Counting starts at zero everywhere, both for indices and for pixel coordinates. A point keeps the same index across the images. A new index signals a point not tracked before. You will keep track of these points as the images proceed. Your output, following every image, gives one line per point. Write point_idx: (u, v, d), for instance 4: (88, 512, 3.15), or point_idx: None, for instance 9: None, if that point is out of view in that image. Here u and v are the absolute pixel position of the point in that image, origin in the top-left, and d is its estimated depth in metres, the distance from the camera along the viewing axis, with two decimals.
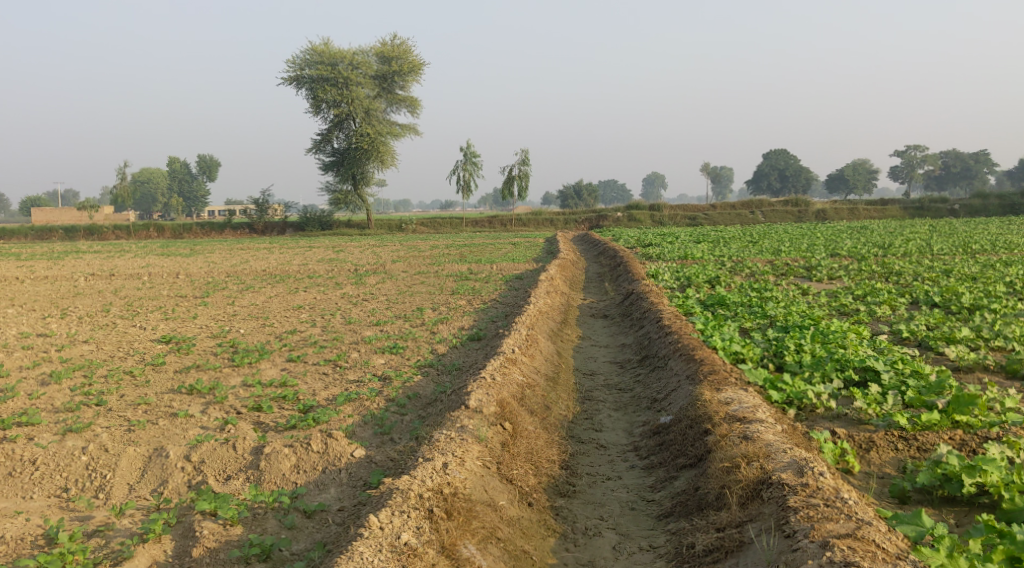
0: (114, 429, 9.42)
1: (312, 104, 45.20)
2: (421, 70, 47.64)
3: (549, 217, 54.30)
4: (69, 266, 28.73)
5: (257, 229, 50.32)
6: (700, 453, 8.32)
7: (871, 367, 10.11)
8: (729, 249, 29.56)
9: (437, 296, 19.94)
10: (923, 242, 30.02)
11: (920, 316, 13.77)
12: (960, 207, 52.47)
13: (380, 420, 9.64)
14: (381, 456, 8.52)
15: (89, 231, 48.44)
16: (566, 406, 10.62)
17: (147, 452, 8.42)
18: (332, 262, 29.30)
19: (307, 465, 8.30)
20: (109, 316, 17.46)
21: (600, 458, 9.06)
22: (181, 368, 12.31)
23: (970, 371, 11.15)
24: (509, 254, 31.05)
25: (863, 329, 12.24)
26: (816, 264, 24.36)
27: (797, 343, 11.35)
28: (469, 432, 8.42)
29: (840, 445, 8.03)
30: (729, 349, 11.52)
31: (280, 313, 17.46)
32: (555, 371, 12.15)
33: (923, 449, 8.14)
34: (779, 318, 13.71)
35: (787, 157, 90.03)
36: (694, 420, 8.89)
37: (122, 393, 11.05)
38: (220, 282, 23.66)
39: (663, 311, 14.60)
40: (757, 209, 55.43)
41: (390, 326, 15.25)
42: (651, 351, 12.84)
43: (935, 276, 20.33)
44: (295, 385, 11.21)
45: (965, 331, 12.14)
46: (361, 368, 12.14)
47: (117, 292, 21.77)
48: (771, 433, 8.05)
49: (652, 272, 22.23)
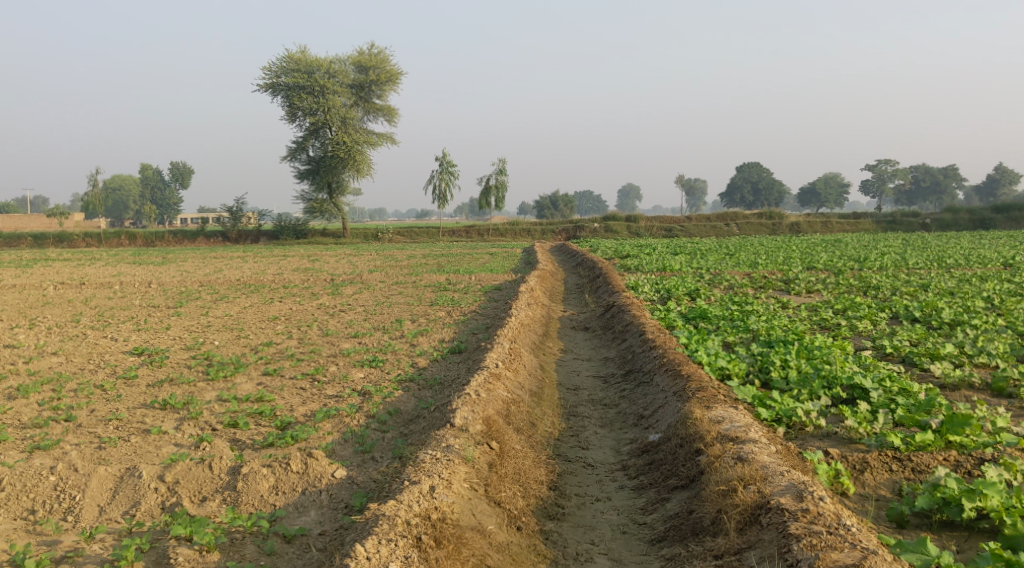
0: (84, 447, 9.07)
1: (288, 111, 44.79)
2: (398, 79, 47.39)
3: (526, 228, 54.18)
4: (37, 275, 28.15)
5: (231, 237, 49.67)
6: (692, 474, 8.17)
7: (859, 385, 9.98)
8: (707, 261, 29.59)
9: (415, 307, 19.68)
10: (898, 255, 30.25)
11: (904, 331, 13.70)
12: (931, 221, 53.09)
13: (361, 438, 9.37)
14: (363, 477, 8.25)
15: (59, 238, 47.58)
16: (551, 422, 10.39)
17: (119, 471, 8.08)
18: (307, 272, 28.93)
19: (286, 486, 8.02)
20: (79, 326, 17.01)
21: (588, 478, 8.85)
22: (154, 382, 11.95)
23: (957, 389, 11.07)
24: (486, 264, 30.88)
25: (848, 345, 12.13)
26: (793, 277, 24.39)
27: (783, 358, 11.22)
28: (455, 452, 8.18)
29: (834, 466, 7.91)
30: (715, 365, 11.37)
31: (254, 325, 17.09)
32: (539, 386, 11.92)
33: (918, 471, 8.02)
34: (761, 333, 13.59)
35: (760, 169, 90.66)
36: (684, 439, 8.74)
37: (92, 408, 10.68)
38: (193, 292, 23.19)
39: (646, 324, 14.41)
40: (731, 222, 55.71)
41: (368, 339, 14.95)
42: (635, 366, 12.67)
43: (913, 290, 20.36)
44: (271, 400, 10.90)
45: (949, 347, 12.06)
46: (340, 382, 11.83)
47: (87, 301, 21.29)
48: (766, 455, 7.90)
49: (631, 284, 22.15)
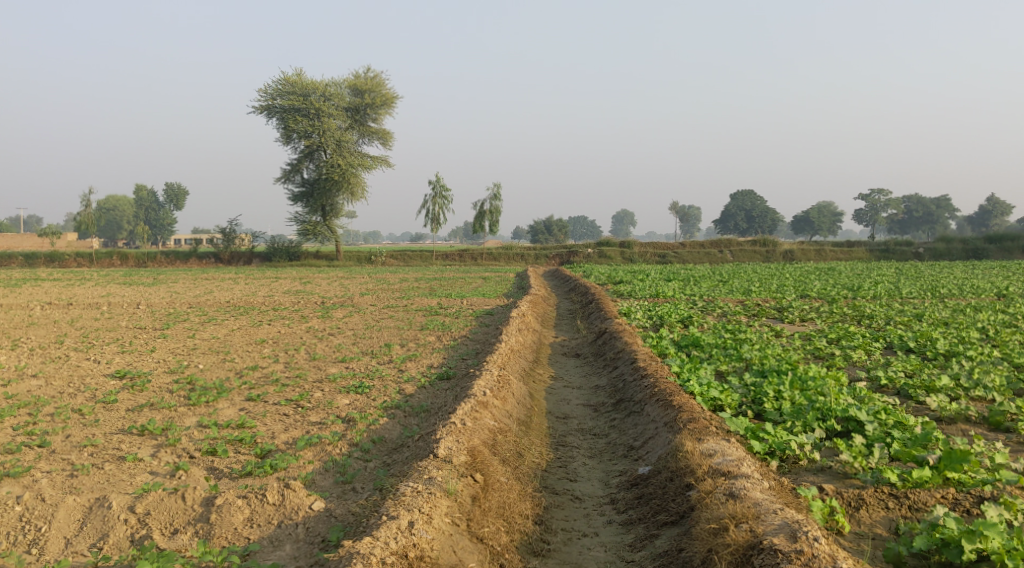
0: (55, 474, 8.77)
1: (283, 134, 44.74)
2: (393, 103, 47.37)
3: (520, 252, 54.04)
4: (25, 294, 27.83)
5: (223, 258, 49.36)
6: (682, 510, 7.94)
7: (854, 417, 9.74)
8: (700, 288, 29.45)
9: (405, 331, 19.44)
10: (891, 285, 30.19)
11: (898, 362, 13.49)
12: (924, 250, 53.17)
13: (343, 468, 9.10)
14: (342, 510, 7.97)
15: (50, 257, 47.25)
16: (539, 452, 10.13)
17: (88, 502, 7.78)
18: (298, 294, 28.70)
19: (261, 519, 7.75)
20: (62, 348, 16.71)
21: (576, 511, 8.59)
22: (134, 407, 11.64)
23: (953, 423, 10.86)
24: (479, 289, 30.68)
25: (842, 376, 11.90)
26: (787, 305, 24.23)
27: (777, 389, 10.99)
28: (437, 484, 7.91)
29: (828, 503, 7.68)
30: (707, 395, 11.12)
31: (241, 348, 16.82)
32: (528, 415, 11.66)
33: (915, 509, 7.77)
34: (755, 362, 13.37)
35: (754, 197, 91.16)
36: (675, 473, 8.52)
37: (68, 434, 10.38)
38: (182, 314, 22.88)
39: (637, 352, 14.18)
40: (725, 248, 55.71)
41: (356, 364, 14.66)
42: (626, 395, 12.41)
43: (907, 320, 20.22)
44: (253, 427, 10.61)
45: (945, 380, 11.84)
46: (324, 409, 11.54)
47: (73, 322, 20.97)
48: (758, 491, 7.66)
49: (623, 310, 21.96)
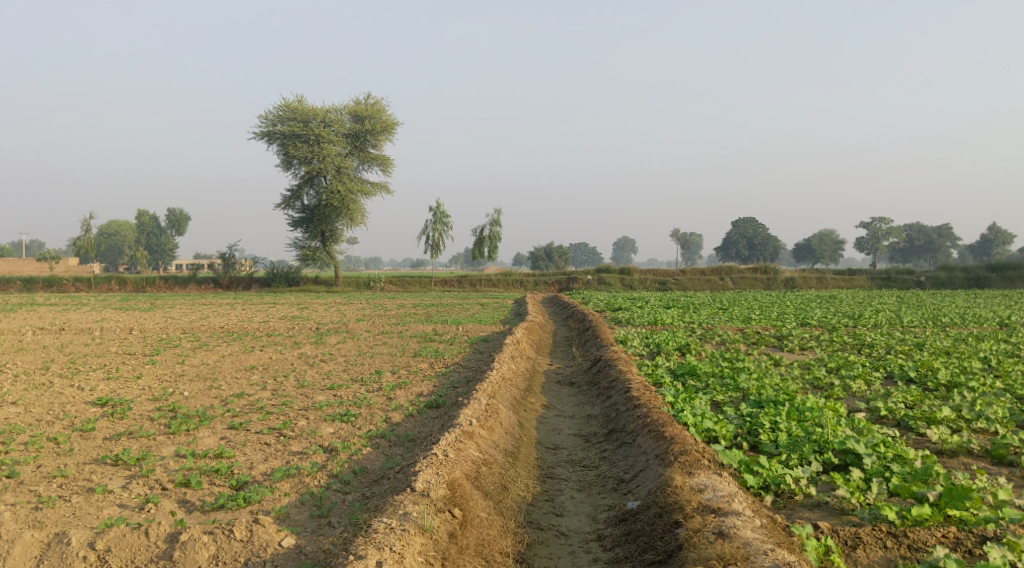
0: (19, 507, 8.42)
1: (283, 160, 44.63)
2: (393, 129, 47.30)
3: (519, 279, 53.69)
4: (18, 319, 27.50)
5: (222, 283, 48.99)
6: (669, 548, 7.68)
7: (852, 450, 9.38)
8: (700, 316, 29.07)
9: (398, 358, 19.05)
10: (893, 313, 29.80)
11: (898, 392, 13.13)
12: (926, 279, 52.84)
13: (320, 501, 8.75)
14: (312, 547, 7.86)
15: (49, 282, 46.98)
16: (525, 485, 9.76)
17: (46, 537, 7.83)
18: (293, 320, 28.34)
19: (227, 556, 7.67)
20: (47, 374, 16.35)
21: (560, 548, 8.26)
22: (112, 435, 11.29)
23: (954, 455, 10.52)
24: (475, 315, 30.38)
25: (841, 407, 11.52)
26: (787, 333, 23.87)
27: (773, 420, 10.62)
28: (412, 520, 7.79)
29: (824, 542, 7.40)
30: (701, 426, 10.75)
31: (229, 375, 16.43)
32: (516, 445, 11.30)
33: (915, 548, 7.41)
34: (752, 392, 13.01)
35: (755, 225, 91.13)
36: (664, 508, 8.19)
37: (39, 463, 10.03)
38: (174, 340, 22.50)
39: (631, 382, 13.81)
40: (726, 276, 55.38)
41: (343, 392, 14.27)
42: (617, 425, 12.05)
43: (908, 349, 19.88)
44: (231, 457, 10.22)
45: (946, 411, 11.49)
46: (307, 438, 11.16)
47: (62, 348, 20.59)
48: (749, 530, 7.46)
49: (619, 338, 21.61)
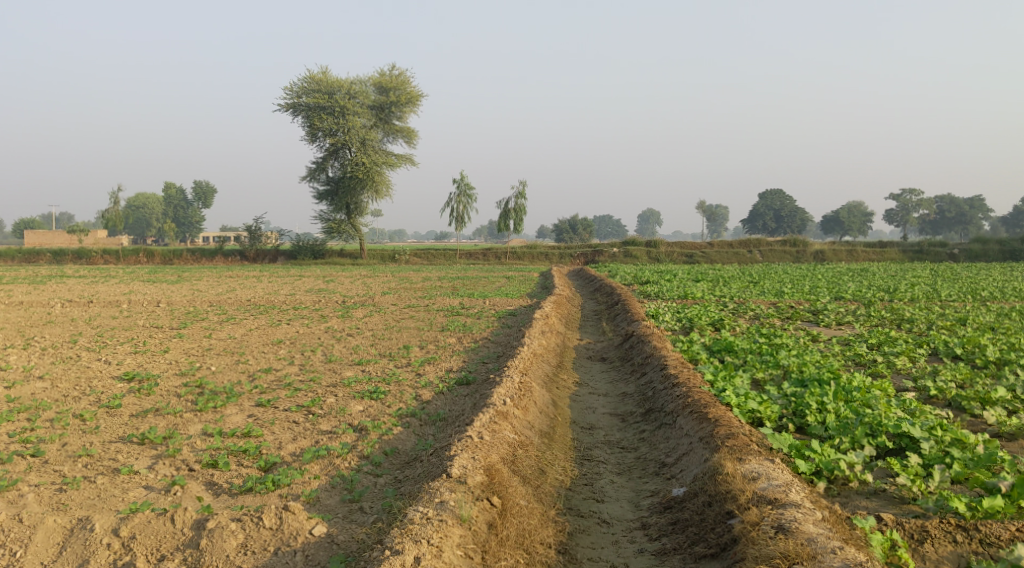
0: (43, 489, 8.15)
1: (308, 132, 44.15)
2: (418, 101, 46.69)
3: (544, 251, 53.15)
4: (49, 291, 27.53)
5: (248, 256, 48.89)
6: (722, 542, 7.33)
7: (906, 433, 8.87)
8: (731, 289, 28.41)
9: (426, 332, 18.71)
10: (929, 287, 29.02)
11: (947, 370, 12.54)
12: (959, 251, 51.65)
13: (350, 485, 8.43)
14: (345, 536, 7.55)
15: (77, 254, 47.20)
16: (563, 468, 9.36)
17: (70, 523, 7.54)
18: (320, 293, 28.13)
19: (257, 545, 7.39)
20: (75, 348, 16.16)
21: (604, 537, 7.90)
22: (138, 412, 11.02)
23: (1014, 438, 10.03)
24: (502, 288, 29.95)
25: (889, 387, 10.98)
26: (822, 308, 23.24)
27: (820, 400, 10.10)
28: (449, 510, 7.46)
29: (889, 536, 7.01)
30: (745, 408, 10.25)
31: (257, 349, 16.16)
32: (551, 426, 10.90)
33: (988, 543, 6.98)
34: (793, 369, 12.49)
35: (783, 197, 89.73)
36: (712, 498, 7.83)
37: (64, 442, 9.76)
38: (201, 313, 22.33)
39: (668, 358, 13.33)
40: (755, 248, 54.50)
41: (372, 367, 13.93)
42: (655, 405, 11.60)
43: (950, 325, 19.19)
44: (259, 436, 9.91)
45: (1002, 392, 10.93)
46: (336, 417, 10.80)
47: (90, 321, 20.46)
48: (811, 524, 7.05)
49: (651, 312, 21.09)
